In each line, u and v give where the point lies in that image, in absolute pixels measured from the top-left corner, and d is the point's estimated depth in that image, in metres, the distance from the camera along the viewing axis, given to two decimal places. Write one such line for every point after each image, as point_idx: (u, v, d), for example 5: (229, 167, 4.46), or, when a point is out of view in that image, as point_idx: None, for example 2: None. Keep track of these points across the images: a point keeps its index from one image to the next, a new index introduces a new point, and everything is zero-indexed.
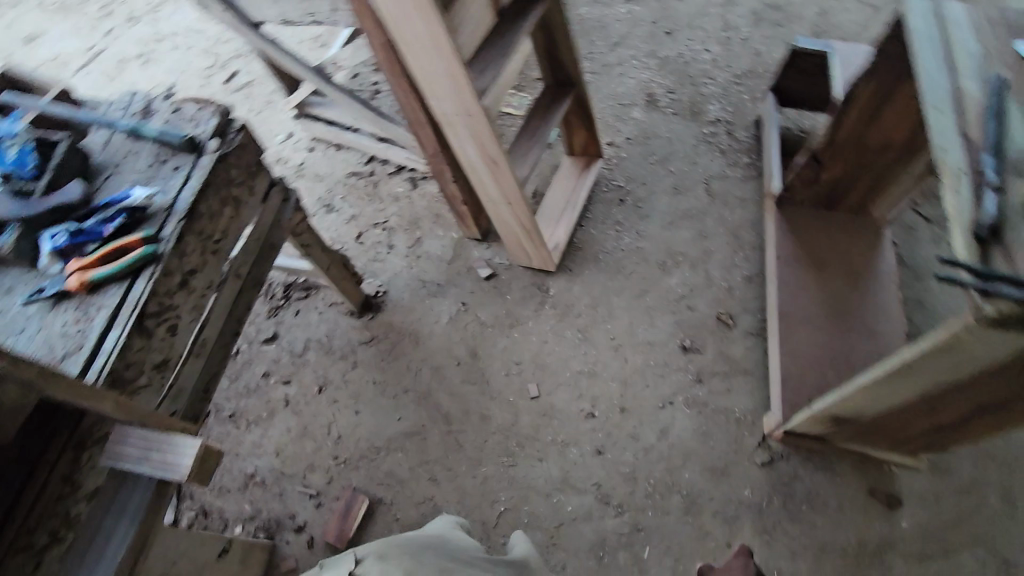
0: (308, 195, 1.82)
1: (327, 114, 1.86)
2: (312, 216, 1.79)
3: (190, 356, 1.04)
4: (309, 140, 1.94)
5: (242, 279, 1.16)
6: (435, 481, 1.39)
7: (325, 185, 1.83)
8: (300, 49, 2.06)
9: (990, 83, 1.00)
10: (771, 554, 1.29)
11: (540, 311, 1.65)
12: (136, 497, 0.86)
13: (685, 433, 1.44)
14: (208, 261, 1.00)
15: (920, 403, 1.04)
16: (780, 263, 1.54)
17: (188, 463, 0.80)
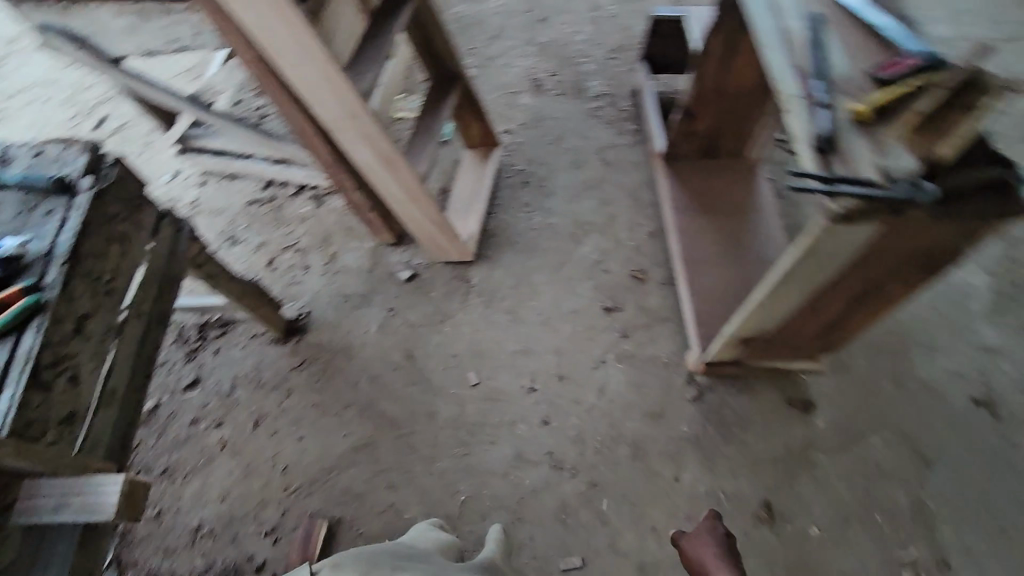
0: (210, 230, 1.82)
1: (215, 144, 1.87)
2: (217, 251, 1.79)
3: (99, 407, 0.89)
4: (199, 175, 1.92)
5: (144, 317, 1.00)
6: (394, 488, 1.42)
7: (226, 218, 1.84)
8: (176, 82, 2.07)
9: (808, 18, 1.07)
10: (715, 477, 1.39)
11: (467, 301, 1.65)
12: (60, 551, 0.74)
13: (621, 387, 1.51)
14: (103, 303, 0.89)
15: (805, 307, 1.14)
16: (677, 213, 1.67)
17: (113, 500, 0.68)
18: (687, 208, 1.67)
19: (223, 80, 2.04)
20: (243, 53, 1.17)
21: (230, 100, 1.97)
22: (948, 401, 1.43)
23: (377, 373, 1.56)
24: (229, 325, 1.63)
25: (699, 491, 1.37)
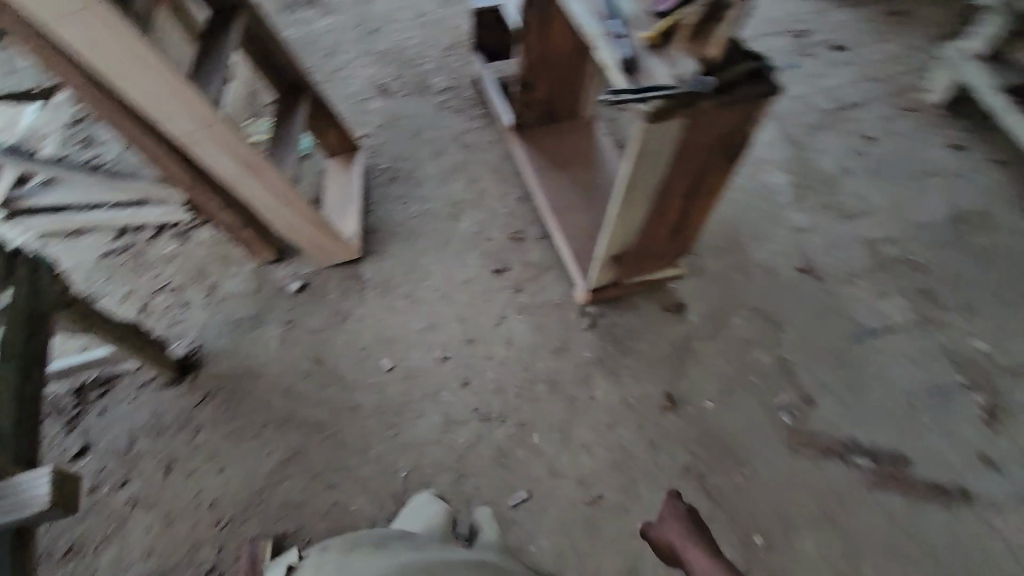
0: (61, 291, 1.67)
1: (48, 200, 1.73)
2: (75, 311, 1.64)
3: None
4: (36, 238, 1.76)
5: (19, 359, 0.95)
6: (333, 487, 1.41)
7: (79, 275, 1.69)
8: None
9: None
10: (622, 385, 1.57)
11: (364, 295, 1.69)
12: None
13: (525, 335, 1.65)
14: None
15: (653, 212, 1.35)
16: (537, 172, 1.86)
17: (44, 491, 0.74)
18: (544, 168, 1.86)
19: (43, 127, 1.91)
20: (69, 75, 1.13)
21: (57, 142, 1.87)
22: (779, 273, 1.80)
23: (290, 385, 1.54)
24: (111, 381, 1.51)
25: (613, 403, 1.55)
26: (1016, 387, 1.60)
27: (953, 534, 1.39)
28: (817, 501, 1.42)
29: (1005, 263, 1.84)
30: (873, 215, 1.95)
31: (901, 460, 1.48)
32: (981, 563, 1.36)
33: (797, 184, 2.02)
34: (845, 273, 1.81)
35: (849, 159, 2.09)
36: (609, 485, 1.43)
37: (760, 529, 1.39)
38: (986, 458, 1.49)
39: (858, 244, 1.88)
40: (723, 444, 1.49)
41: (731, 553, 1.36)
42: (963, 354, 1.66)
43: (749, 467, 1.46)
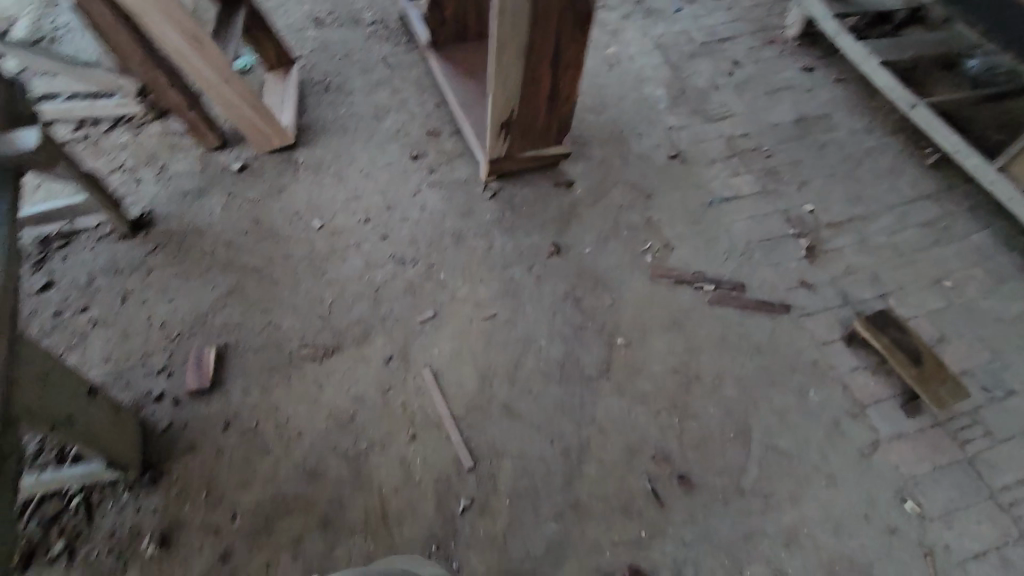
0: (63, 128, 2.00)
1: (34, 86, 2.05)
2: (70, 142, 1.97)
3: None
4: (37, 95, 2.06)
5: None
6: (268, 311, 1.67)
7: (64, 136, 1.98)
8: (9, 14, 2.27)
9: None
10: (516, 238, 1.90)
11: (298, 174, 1.97)
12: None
13: (437, 203, 1.96)
14: None
15: (526, 78, 1.68)
16: (448, 77, 2.17)
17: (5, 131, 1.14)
18: (454, 75, 2.18)
19: (42, 19, 2.24)
20: None
21: (25, 37, 2.17)
22: (653, 158, 2.17)
23: (231, 240, 1.80)
24: (73, 234, 1.75)
25: (507, 251, 1.87)
26: (834, 235, 2.00)
27: (774, 333, 1.76)
28: (668, 314, 1.78)
29: (836, 150, 2.26)
30: (733, 118, 2.34)
31: (738, 285, 1.85)
32: (794, 351, 1.73)
33: (673, 95, 2.40)
34: (706, 158, 2.20)
35: (719, 78, 2.49)
36: (501, 305, 1.75)
37: (622, 334, 1.73)
38: (804, 283, 1.87)
39: (720, 138, 2.27)
40: (597, 277, 1.84)
41: (598, 350, 1.69)
42: (794, 214, 2.05)
43: (615, 292, 1.81)
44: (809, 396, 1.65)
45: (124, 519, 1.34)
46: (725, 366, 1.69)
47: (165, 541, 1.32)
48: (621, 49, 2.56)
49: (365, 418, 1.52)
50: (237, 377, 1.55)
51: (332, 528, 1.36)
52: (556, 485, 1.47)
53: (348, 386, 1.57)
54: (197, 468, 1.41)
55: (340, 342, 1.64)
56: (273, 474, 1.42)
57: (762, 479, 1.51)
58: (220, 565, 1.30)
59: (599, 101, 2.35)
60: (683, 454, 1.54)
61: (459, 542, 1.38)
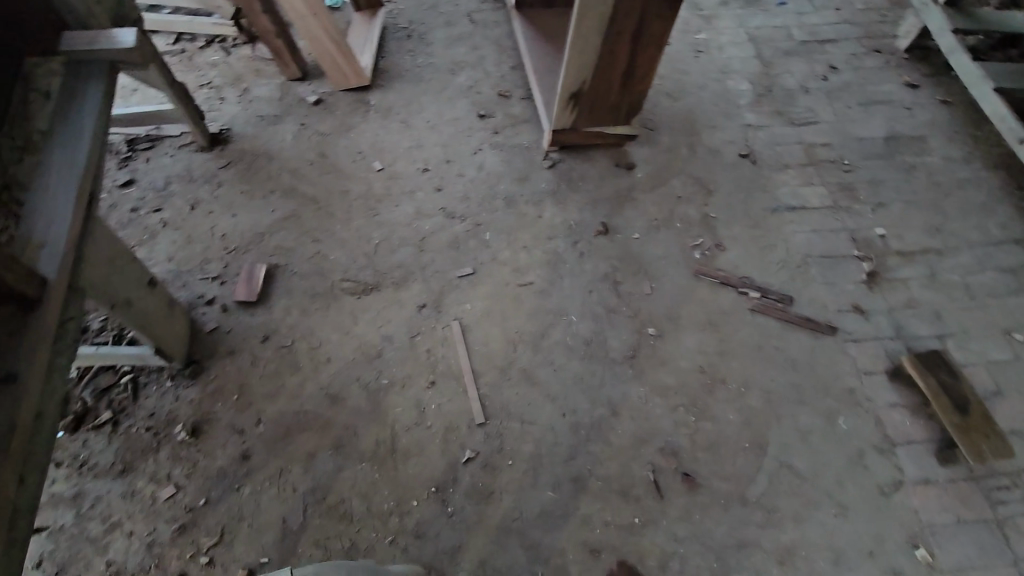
0: (164, 39, 2.12)
1: None
2: (168, 54, 2.10)
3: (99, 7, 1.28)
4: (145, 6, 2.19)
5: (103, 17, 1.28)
6: (318, 241, 1.75)
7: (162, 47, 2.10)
8: None
9: None
10: (566, 211, 1.90)
11: (367, 116, 2.02)
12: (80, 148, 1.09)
13: (495, 164, 1.97)
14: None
15: (604, 51, 1.65)
16: (529, 41, 2.15)
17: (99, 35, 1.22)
18: (535, 39, 2.16)
19: None
20: None
21: None
22: (723, 154, 2.10)
23: (296, 168, 1.88)
24: (158, 140, 1.88)
25: (555, 223, 1.87)
26: (901, 265, 1.88)
27: (812, 352, 1.69)
28: (705, 313, 1.74)
29: (924, 176, 2.10)
30: (817, 125, 2.22)
31: (786, 297, 1.79)
32: (830, 374, 1.66)
33: (758, 92, 2.29)
34: (779, 163, 2.10)
35: (811, 81, 2.35)
36: (539, 275, 1.77)
37: (654, 324, 1.71)
38: (857, 307, 1.78)
39: (799, 143, 2.16)
40: (640, 264, 1.82)
41: (628, 335, 1.69)
42: (862, 235, 1.94)
43: (656, 282, 1.79)
44: (836, 423, 1.59)
45: (164, 404, 1.46)
46: (754, 376, 1.65)
47: (195, 431, 1.43)
48: (712, 36, 2.46)
49: (390, 357, 1.58)
50: (281, 297, 1.65)
51: (343, 451, 1.44)
52: (560, 456, 1.49)
53: (380, 324, 1.63)
54: (233, 371, 1.52)
55: (380, 282, 1.70)
56: (299, 391, 1.51)
57: (770, 494, 1.49)
58: (239, 462, 1.40)
59: (678, 87, 2.27)
60: (692, 452, 1.53)
61: (457, 489, 1.43)
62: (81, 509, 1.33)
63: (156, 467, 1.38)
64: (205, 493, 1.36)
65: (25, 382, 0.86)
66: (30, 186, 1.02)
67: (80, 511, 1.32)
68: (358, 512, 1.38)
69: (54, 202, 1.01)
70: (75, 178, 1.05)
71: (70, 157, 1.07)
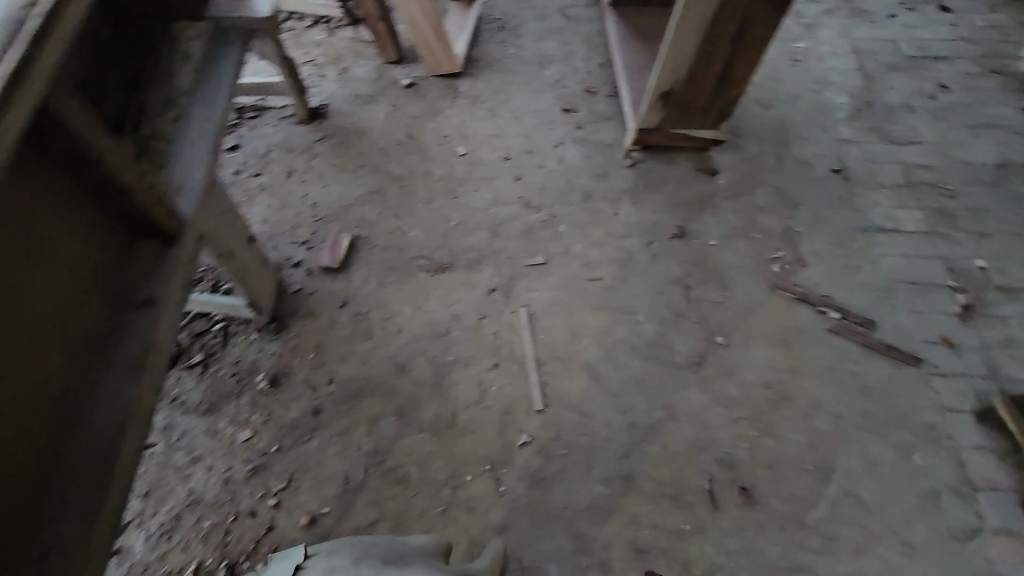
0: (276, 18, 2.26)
1: None
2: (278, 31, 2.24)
3: None
4: None
5: None
6: (399, 218, 1.82)
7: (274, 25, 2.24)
8: None
9: None
10: (643, 211, 1.89)
11: (455, 102, 2.08)
12: (215, 107, 1.18)
13: (575, 158, 1.99)
14: None
15: (701, 53, 1.64)
16: (621, 39, 2.15)
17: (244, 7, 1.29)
18: (627, 38, 2.15)
19: None
20: None
21: None
22: (812, 168, 2.02)
23: (385, 146, 1.96)
24: (263, 110, 2.01)
25: (631, 222, 1.86)
26: (1001, 301, 1.75)
27: (892, 381, 1.61)
28: (779, 328, 1.69)
29: None
30: (919, 145, 2.09)
31: (868, 321, 1.71)
32: (909, 407, 1.58)
33: (857, 106, 2.19)
34: (873, 182, 2.00)
35: (917, 99, 2.22)
36: (609, 271, 1.77)
37: (723, 333, 1.68)
38: (946, 340, 1.68)
39: (897, 163, 2.04)
40: (713, 271, 1.78)
41: (695, 342, 1.66)
42: (959, 265, 1.82)
43: (729, 291, 1.75)
44: (911, 458, 1.51)
45: (249, 354, 1.57)
46: (825, 398, 1.59)
47: (274, 382, 1.53)
48: (812, 45, 2.36)
49: (457, 335, 1.63)
50: (361, 266, 1.73)
51: (406, 419, 1.50)
52: (615, 453, 1.49)
53: (451, 303, 1.68)
54: (312, 331, 1.61)
55: (454, 262, 1.75)
56: (369, 356, 1.58)
57: (831, 521, 1.43)
58: (310, 416, 1.49)
59: (771, 95, 2.20)
60: (752, 467, 1.49)
61: (511, 470, 1.46)
62: (169, 439, 1.45)
63: (238, 411, 1.48)
64: (278, 440, 1.45)
65: (162, 306, 0.98)
66: (172, 136, 1.11)
67: (168, 441, 1.44)
68: (414, 478, 1.43)
69: (192, 151, 1.10)
70: (208, 132, 1.14)
71: (206, 110, 1.17)
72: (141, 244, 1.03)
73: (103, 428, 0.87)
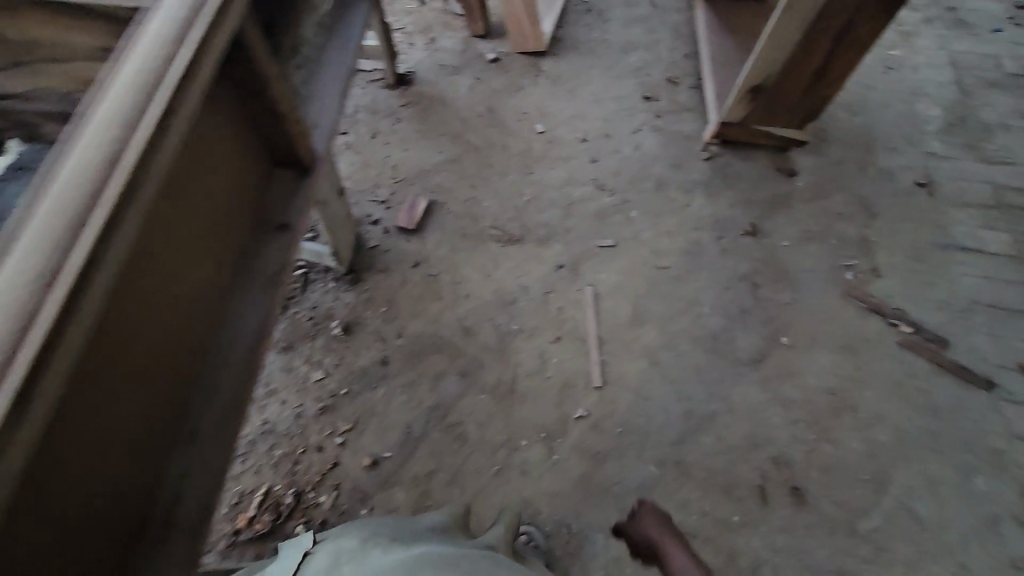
0: None
1: None
2: None
3: None
4: None
5: None
6: (475, 188, 1.86)
7: None
8: None
9: None
10: (716, 205, 1.88)
11: (537, 80, 2.10)
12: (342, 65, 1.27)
13: (652, 147, 1.98)
14: None
15: (800, 48, 1.63)
16: (710, 31, 2.12)
17: None
18: (716, 30, 2.13)
19: None
20: None
21: None
22: (895, 179, 1.96)
23: (466, 117, 2.00)
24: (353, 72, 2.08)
25: (703, 214, 1.86)
26: None
27: (960, 402, 1.57)
28: (847, 336, 1.67)
29: None
30: (1014, 166, 2.00)
31: (941, 339, 1.66)
32: (977, 430, 1.54)
33: (950, 121, 2.11)
34: (959, 199, 1.93)
35: (1015, 118, 2.12)
36: (677, 260, 1.77)
37: (788, 334, 1.67)
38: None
39: (987, 183, 1.97)
40: (784, 272, 1.76)
41: (758, 340, 1.65)
42: None
43: (798, 293, 1.73)
44: (974, 481, 1.47)
45: (325, 301, 1.64)
46: (889, 410, 1.56)
47: (348, 330, 1.60)
48: (907, 54, 2.28)
49: (523, 306, 1.67)
50: (435, 231, 1.78)
51: (468, 379, 1.55)
52: (669, 437, 1.51)
53: (519, 274, 1.72)
54: (386, 286, 1.68)
55: (525, 236, 1.79)
56: (437, 316, 1.64)
57: (883, 531, 1.41)
58: (379, 366, 1.55)
59: (859, 101, 2.14)
60: (806, 469, 1.48)
61: (565, 441, 1.49)
62: None
63: (312, 352, 1.56)
64: (348, 384, 1.52)
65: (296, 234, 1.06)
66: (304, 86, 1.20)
67: None
68: (472, 436, 1.48)
69: (323, 104, 1.20)
70: (337, 87, 1.23)
71: (334, 69, 1.26)
72: (278, 175, 1.11)
73: (245, 332, 0.95)
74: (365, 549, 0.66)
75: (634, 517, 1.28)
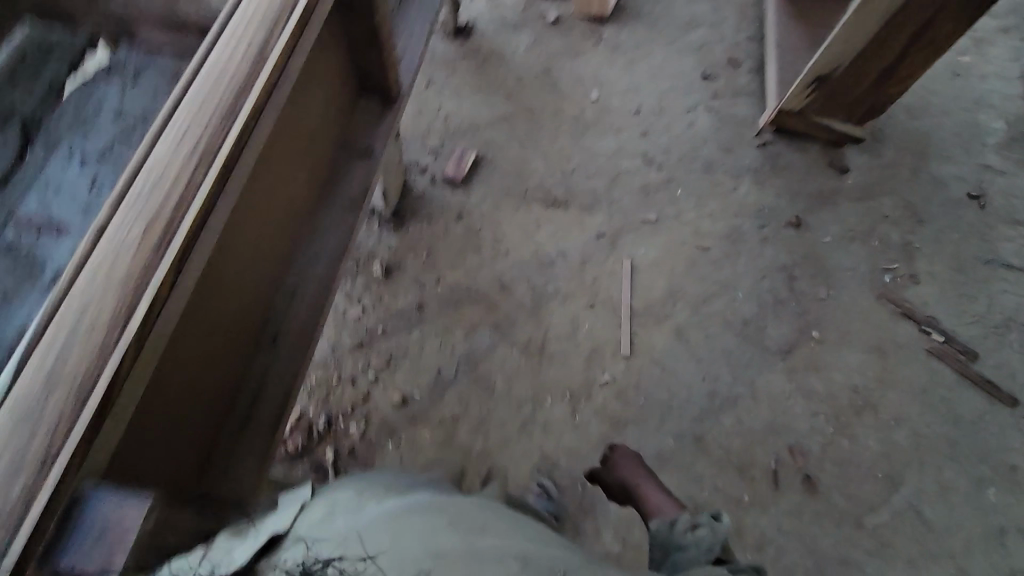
0: None
1: None
2: None
3: None
4: None
5: None
6: (524, 148, 1.86)
7: None
8: None
9: None
10: (763, 193, 1.86)
11: (597, 47, 2.07)
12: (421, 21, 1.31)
13: (705, 127, 1.96)
14: None
15: (876, 39, 1.59)
16: (779, 15, 2.07)
17: None
18: (785, 15, 2.07)
19: None
20: None
21: None
22: (947, 188, 1.93)
23: (521, 76, 1.99)
24: None
25: (748, 201, 1.85)
26: None
27: (982, 415, 1.58)
28: (878, 338, 1.67)
29: None
30: None
31: (972, 352, 1.66)
32: (994, 444, 1.55)
33: (1012, 135, 2.06)
34: (1010, 215, 1.90)
35: None
36: (717, 244, 1.77)
37: (819, 329, 1.67)
38: None
39: None
40: (823, 267, 1.76)
41: (789, 331, 1.66)
42: None
43: (834, 290, 1.73)
44: (985, 492, 1.49)
45: (368, 242, 1.67)
46: (910, 414, 1.58)
47: (387, 272, 1.63)
48: (978, 61, 2.21)
49: (560, 269, 1.69)
50: (481, 186, 1.79)
51: (500, 334, 1.58)
52: (689, 414, 1.54)
53: (559, 239, 1.73)
54: (427, 235, 1.70)
55: (568, 201, 1.79)
56: (475, 269, 1.66)
57: (888, 529, 1.45)
58: (415, 311, 1.59)
59: (921, 105, 2.09)
60: (821, 460, 1.51)
61: (588, 404, 1.52)
62: None
63: (352, 290, 1.60)
64: (384, 325, 1.57)
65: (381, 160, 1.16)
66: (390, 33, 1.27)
67: None
68: (499, 389, 1.52)
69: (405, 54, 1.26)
70: (416, 40, 1.29)
71: (415, 21, 1.31)
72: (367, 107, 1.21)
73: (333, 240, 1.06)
74: (361, 501, 0.65)
75: (607, 463, 1.31)
